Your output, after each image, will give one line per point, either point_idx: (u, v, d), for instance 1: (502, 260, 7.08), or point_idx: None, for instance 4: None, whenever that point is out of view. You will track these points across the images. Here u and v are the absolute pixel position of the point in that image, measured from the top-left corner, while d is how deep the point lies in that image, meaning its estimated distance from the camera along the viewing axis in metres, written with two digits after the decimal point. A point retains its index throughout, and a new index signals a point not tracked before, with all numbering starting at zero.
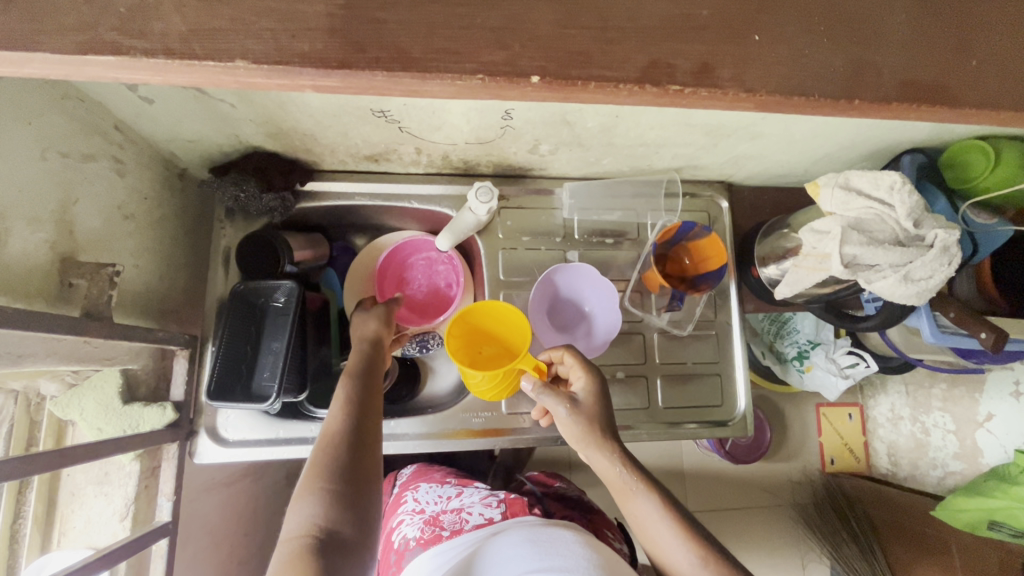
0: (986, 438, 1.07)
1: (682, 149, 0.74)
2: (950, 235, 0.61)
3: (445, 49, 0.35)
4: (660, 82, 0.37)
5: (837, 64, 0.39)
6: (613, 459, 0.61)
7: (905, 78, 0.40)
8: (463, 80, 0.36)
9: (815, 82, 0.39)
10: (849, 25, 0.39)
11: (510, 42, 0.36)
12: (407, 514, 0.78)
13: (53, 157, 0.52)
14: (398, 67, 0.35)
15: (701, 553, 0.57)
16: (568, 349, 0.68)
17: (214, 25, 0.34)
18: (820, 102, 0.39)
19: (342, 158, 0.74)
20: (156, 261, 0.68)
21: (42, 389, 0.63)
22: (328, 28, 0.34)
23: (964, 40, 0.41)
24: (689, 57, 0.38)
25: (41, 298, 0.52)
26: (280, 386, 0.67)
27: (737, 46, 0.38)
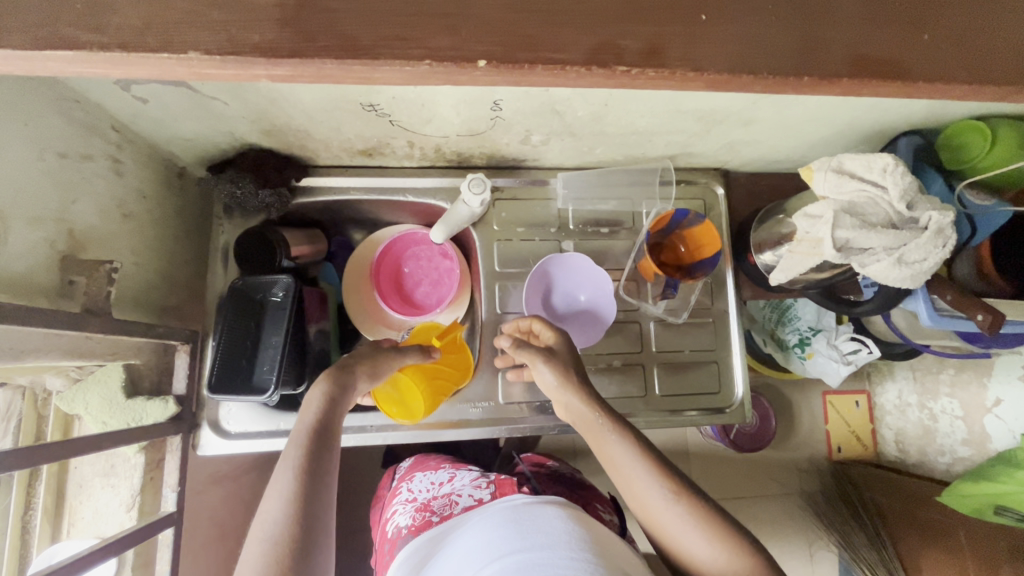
0: (994, 423, 1.08)
1: (675, 136, 0.74)
2: (944, 217, 0.60)
3: (397, 38, 0.36)
4: (607, 63, 0.37)
5: (786, 42, 0.39)
6: (584, 399, 0.65)
7: (856, 54, 0.40)
8: (410, 66, 0.36)
9: (765, 58, 0.39)
10: (797, 3, 0.39)
11: (459, 27, 0.36)
12: (401, 503, 0.79)
13: (51, 157, 0.53)
14: (350, 56, 0.36)
15: (674, 489, 0.59)
16: (535, 318, 0.74)
17: (195, 22, 0.35)
18: (772, 80, 0.39)
19: (336, 153, 0.75)
20: (155, 258, 0.69)
21: (49, 385, 0.65)
22: (282, 17, 0.35)
23: (918, 15, 0.40)
24: (636, 38, 0.38)
25: (43, 296, 0.53)
26: (278, 378, 0.68)
27: (686, 26, 0.38)
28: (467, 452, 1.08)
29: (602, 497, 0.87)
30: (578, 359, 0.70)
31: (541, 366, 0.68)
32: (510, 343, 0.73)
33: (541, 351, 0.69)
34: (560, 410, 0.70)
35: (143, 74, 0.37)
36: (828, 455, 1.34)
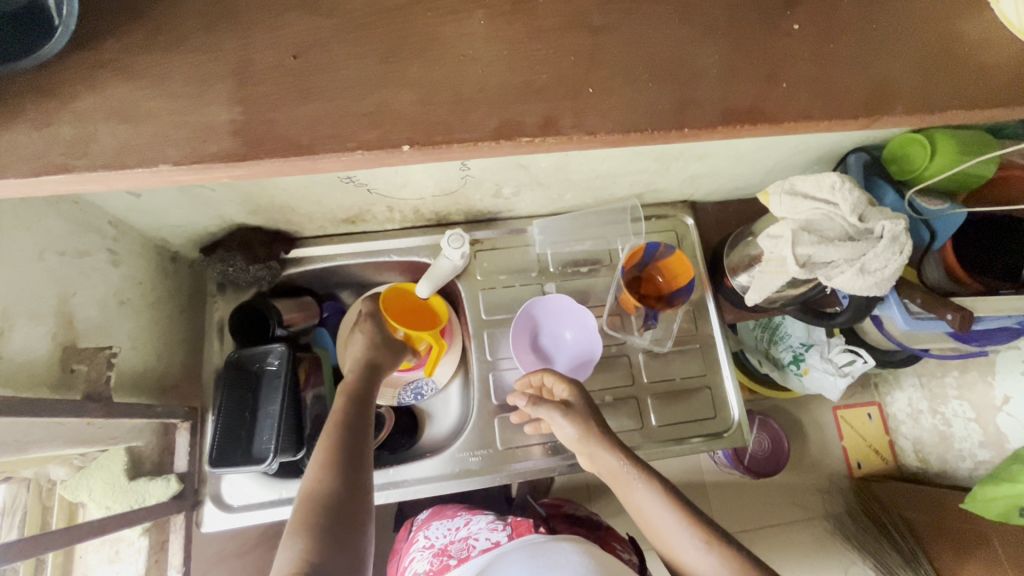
0: (1009, 423, 1.03)
1: (637, 176, 0.78)
2: (896, 225, 0.63)
3: (329, 136, 0.40)
4: (512, 136, 0.40)
5: (662, 102, 0.42)
6: (610, 449, 0.68)
7: (724, 106, 0.42)
8: (346, 157, 0.39)
9: (646, 117, 0.41)
10: (667, 68, 0.42)
11: (382, 121, 0.40)
12: (418, 550, 0.79)
13: (51, 257, 0.57)
14: (288, 155, 0.39)
15: (706, 538, 0.61)
16: (546, 371, 0.76)
17: (188, 127, 0.39)
18: (654, 134, 0.42)
19: (321, 224, 0.80)
20: (152, 340, 0.72)
21: (52, 475, 0.63)
22: (232, 130, 0.39)
23: (772, 69, 0.43)
24: (533, 113, 0.41)
25: (44, 386, 0.56)
26: (276, 446, 0.70)
27: (575, 100, 0.41)
28: (479, 502, 1.06)
29: (621, 538, 0.86)
30: (594, 408, 0.73)
31: (561, 420, 0.70)
32: (526, 401, 0.73)
33: (559, 406, 0.71)
34: (586, 461, 0.72)
35: (113, 186, 0.40)
36: (849, 473, 1.31)
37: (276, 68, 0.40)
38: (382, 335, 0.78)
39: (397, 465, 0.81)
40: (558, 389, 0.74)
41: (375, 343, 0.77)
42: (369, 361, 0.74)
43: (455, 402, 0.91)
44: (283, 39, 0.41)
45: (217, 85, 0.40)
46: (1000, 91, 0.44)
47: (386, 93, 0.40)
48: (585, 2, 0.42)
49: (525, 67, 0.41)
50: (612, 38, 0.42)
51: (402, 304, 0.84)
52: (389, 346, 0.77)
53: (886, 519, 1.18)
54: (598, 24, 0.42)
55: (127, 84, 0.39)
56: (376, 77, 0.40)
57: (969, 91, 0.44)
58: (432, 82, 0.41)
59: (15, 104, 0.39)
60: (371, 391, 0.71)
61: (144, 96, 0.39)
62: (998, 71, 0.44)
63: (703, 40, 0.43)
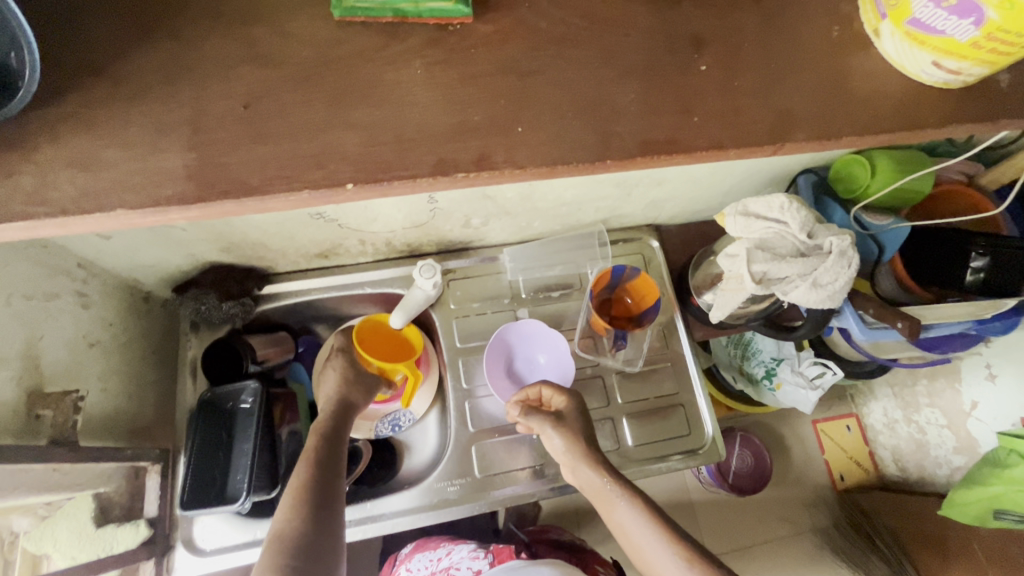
0: (978, 427, 1.06)
1: (601, 203, 0.82)
2: (843, 240, 0.67)
3: (279, 176, 0.41)
4: (445, 174, 0.43)
5: (575, 137, 0.45)
6: (595, 463, 0.69)
7: (638, 141, 0.45)
8: (291, 198, 0.41)
9: (571, 149, 0.44)
10: (592, 109, 0.45)
11: (323, 164, 0.42)
12: None
13: (18, 301, 0.57)
14: (239, 197, 0.41)
15: (687, 556, 0.60)
16: (545, 383, 0.77)
17: (143, 175, 0.41)
18: (575, 168, 0.44)
19: (294, 260, 0.81)
20: (123, 381, 0.71)
21: (16, 526, 0.60)
22: (183, 175, 0.41)
23: (684, 105, 0.46)
24: (465, 153, 0.43)
25: (9, 433, 0.55)
26: (250, 484, 0.69)
27: (503, 139, 0.44)
28: (465, 534, 1.05)
29: (605, 561, 0.87)
30: (587, 423, 0.74)
31: (551, 431, 0.71)
32: (520, 411, 0.74)
33: (550, 417, 0.72)
34: (569, 476, 0.74)
35: (82, 230, 0.42)
36: (833, 485, 1.33)
37: (228, 116, 0.42)
38: (353, 369, 0.78)
39: (375, 498, 0.81)
40: (555, 401, 0.75)
41: (347, 379, 0.77)
42: (342, 399, 0.75)
43: (433, 432, 0.91)
44: (234, 89, 0.43)
45: (174, 133, 0.42)
46: (902, 118, 0.49)
47: (331, 136, 0.42)
48: (528, 45, 0.46)
49: (476, 103, 0.44)
50: (538, 81, 0.45)
51: (376, 334, 0.84)
52: (362, 381, 0.78)
53: (871, 529, 1.17)
54: (527, 70, 0.45)
55: (89, 135, 0.41)
56: (325, 121, 0.43)
57: (879, 120, 0.48)
58: (390, 119, 0.43)
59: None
60: (341, 418, 0.73)
61: (113, 142, 0.41)
62: (903, 102, 0.49)
63: (620, 85, 0.46)
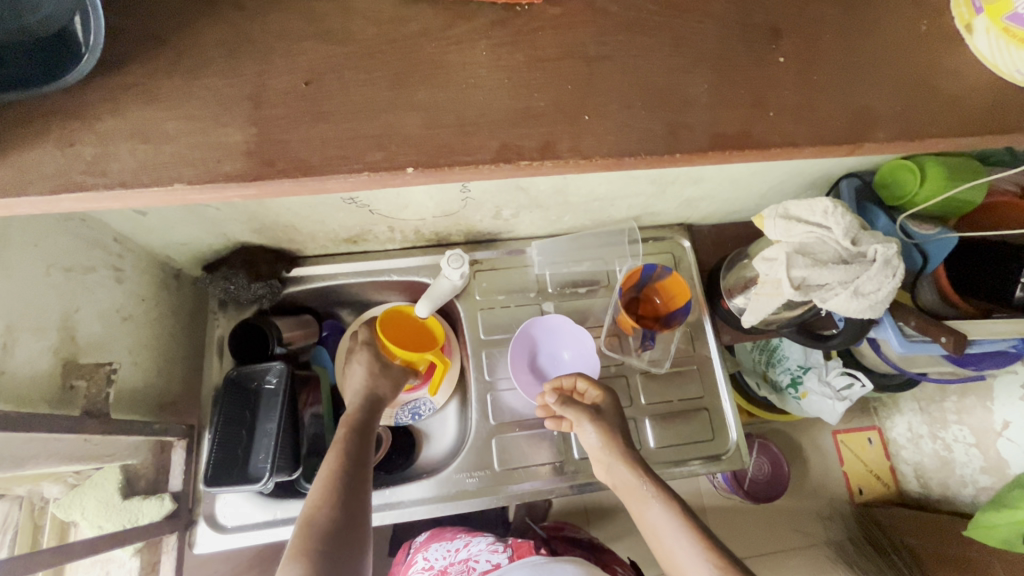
0: (1009, 447, 1.01)
1: (635, 199, 0.80)
2: (888, 249, 0.65)
3: (339, 157, 0.41)
4: (511, 159, 0.42)
5: (658, 129, 0.43)
6: (628, 462, 0.70)
7: (717, 132, 0.44)
8: (352, 178, 0.41)
9: (642, 143, 0.43)
10: (662, 96, 0.44)
11: (387, 144, 0.41)
12: (416, 573, 0.79)
13: (57, 272, 0.58)
14: (287, 178, 0.40)
15: (718, 564, 0.59)
16: (579, 375, 0.77)
17: (202, 148, 0.40)
18: (651, 159, 0.43)
19: (323, 244, 0.81)
20: (152, 356, 0.72)
21: (46, 493, 0.64)
22: (245, 151, 0.41)
23: (759, 97, 0.45)
24: (533, 138, 0.42)
25: (44, 402, 0.56)
26: (273, 464, 0.69)
27: (574, 126, 0.42)
28: (475, 526, 1.05)
29: (621, 561, 0.87)
30: (622, 422, 0.75)
31: (588, 424, 0.72)
32: (556, 399, 0.76)
33: (588, 410, 0.73)
34: (600, 473, 0.74)
35: (127, 206, 0.41)
36: (849, 497, 1.31)
37: (290, 93, 0.42)
38: (379, 363, 0.79)
39: (394, 486, 0.81)
40: (590, 394, 0.76)
41: (373, 373, 0.78)
42: (370, 392, 0.75)
43: (452, 422, 0.91)
44: (298, 65, 0.42)
45: (235, 107, 0.41)
46: (972, 123, 0.46)
47: (391, 117, 0.42)
48: (583, 34, 0.44)
49: (529, 93, 0.43)
50: (608, 67, 0.44)
51: (399, 326, 0.83)
52: (389, 373, 0.79)
53: (889, 547, 1.14)
54: (596, 53, 0.44)
55: (148, 106, 0.41)
56: (386, 103, 0.42)
57: (946, 121, 0.46)
58: (440, 106, 0.42)
59: (35, 126, 0.40)
60: (374, 406, 0.74)
61: (163, 118, 0.41)
62: (974, 101, 0.46)
63: (695, 74, 0.44)
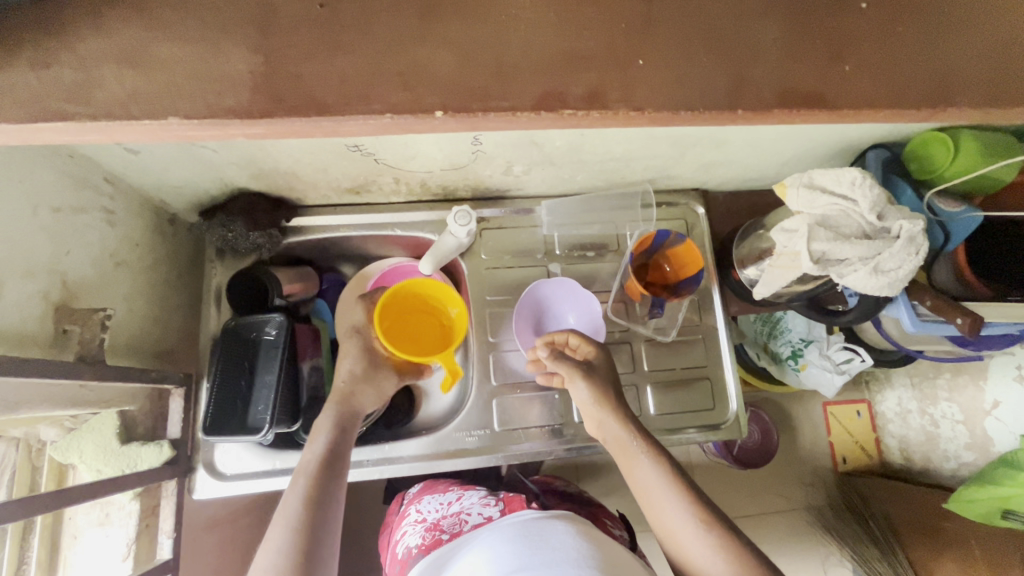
0: (996, 426, 1.05)
1: (652, 161, 0.76)
2: (915, 226, 0.62)
3: (358, 94, 0.38)
4: (554, 108, 0.38)
5: (719, 78, 0.40)
6: (620, 418, 0.69)
7: (783, 87, 0.41)
8: (373, 120, 0.38)
9: (699, 95, 0.40)
10: (722, 43, 0.40)
11: (413, 84, 0.38)
12: (410, 525, 0.80)
13: (45, 212, 0.55)
14: (311, 114, 0.37)
15: (703, 518, 0.60)
16: (572, 331, 0.76)
17: (202, 76, 0.37)
18: (709, 113, 0.40)
19: (325, 193, 0.77)
20: (148, 304, 0.70)
21: (43, 435, 0.62)
22: (250, 84, 0.37)
23: (839, 49, 0.41)
24: (579, 84, 0.39)
25: (38, 346, 0.54)
26: (273, 416, 0.69)
27: (623, 71, 0.39)
28: (471, 480, 1.07)
29: (612, 516, 0.89)
30: (613, 377, 0.74)
31: (579, 381, 0.71)
32: (547, 354, 0.74)
33: (580, 366, 0.72)
34: (591, 428, 0.73)
35: (120, 140, 0.38)
36: (833, 467, 1.32)
37: (305, 16, 0.38)
38: (363, 365, 0.73)
39: (393, 441, 0.81)
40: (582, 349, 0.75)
41: (355, 376, 0.72)
42: (350, 399, 0.70)
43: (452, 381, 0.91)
44: None
45: (238, 32, 0.37)
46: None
47: (418, 50, 0.38)
48: None
49: (577, 30, 0.39)
50: (667, 10, 0.40)
51: (398, 305, 0.76)
52: (374, 378, 0.74)
53: (866, 512, 1.17)
54: None
55: (141, 28, 0.37)
56: (411, 34, 0.38)
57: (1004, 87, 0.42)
58: (469, 42, 0.38)
59: (10, 56, 0.36)
60: (350, 416, 0.70)
61: (153, 40, 0.37)
62: None
63: (762, 19, 0.41)
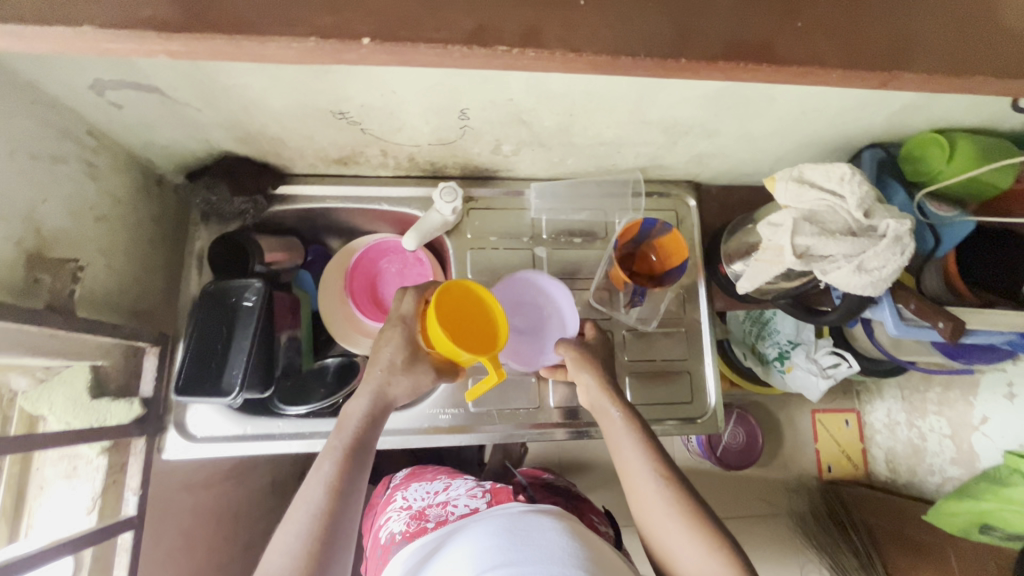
0: (983, 441, 1.03)
1: (643, 148, 0.76)
2: (902, 225, 0.61)
3: (280, 19, 0.37)
4: (488, 44, 0.39)
5: (663, 27, 0.40)
6: (598, 381, 0.70)
7: (727, 40, 0.40)
8: (299, 42, 0.37)
9: (643, 42, 0.40)
10: None
11: (340, 7, 0.38)
12: (394, 511, 0.79)
13: (23, 158, 0.54)
14: (231, 34, 0.37)
15: (689, 515, 0.59)
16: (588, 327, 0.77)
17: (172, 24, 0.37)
18: (647, 63, 0.40)
19: (312, 162, 0.77)
20: (126, 261, 0.70)
21: (14, 385, 0.62)
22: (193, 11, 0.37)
23: (792, 5, 0.41)
24: (516, 22, 0.39)
25: (10, 292, 0.54)
26: (242, 381, 0.69)
27: (567, 10, 0.39)
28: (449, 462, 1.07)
29: (598, 509, 0.88)
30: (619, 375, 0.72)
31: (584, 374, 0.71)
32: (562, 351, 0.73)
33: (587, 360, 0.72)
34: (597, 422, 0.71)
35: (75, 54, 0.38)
36: (818, 475, 1.30)
37: None
38: (405, 354, 0.65)
39: None
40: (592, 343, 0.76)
41: (394, 366, 0.65)
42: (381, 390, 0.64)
43: None
44: None
45: None
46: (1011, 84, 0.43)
47: None
48: None
49: None
50: None
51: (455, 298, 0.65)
52: (413, 372, 0.65)
53: (846, 520, 1.17)
54: None
55: None
56: None
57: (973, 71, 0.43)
58: None
59: None
60: (382, 406, 0.64)
61: None
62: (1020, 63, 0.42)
63: None
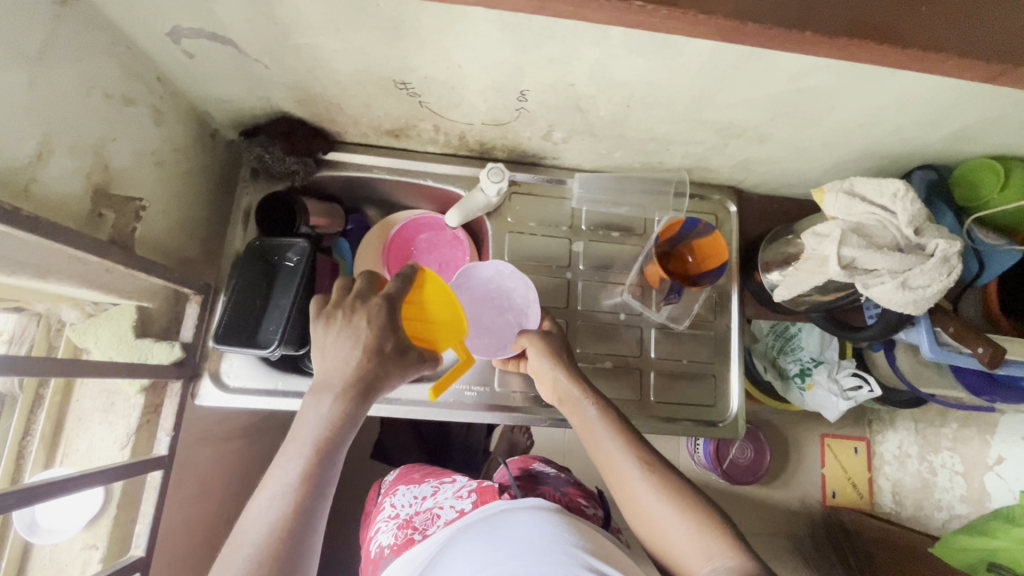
0: (996, 482, 1.02)
1: (693, 147, 0.76)
2: (951, 246, 0.61)
3: None
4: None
5: None
6: (571, 376, 0.69)
7: (856, 15, 0.39)
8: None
9: (770, 10, 0.39)
10: None
11: None
12: (384, 520, 0.79)
13: (99, 95, 0.56)
14: None
15: (677, 504, 0.59)
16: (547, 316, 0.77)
17: None
18: (776, 32, 0.39)
19: (363, 131, 0.78)
20: (179, 209, 0.72)
21: (64, 316, 0.65)
22: None
23: None
24: None
25: (76, 221, 0.56)
26: (282, 335, 0.70)
27: None
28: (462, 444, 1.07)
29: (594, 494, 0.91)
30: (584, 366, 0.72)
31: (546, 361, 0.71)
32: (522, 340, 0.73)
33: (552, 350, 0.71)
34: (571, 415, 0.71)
35: None
36: (822, 499, 1.29)
37: None
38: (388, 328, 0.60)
39: None
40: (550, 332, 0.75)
41: (384, 354, 0.59)
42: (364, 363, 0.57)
43: None
44: None
45: None
46: None
47: None
48: None
49: None
50: None
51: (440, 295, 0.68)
52: (396, 351, 0.60)
53: (849, 550, 1.20)
54: None
55: None
56: None
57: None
58: None
59: None
60: (367, 383, 0.57)
61: None
62: None
63: None
